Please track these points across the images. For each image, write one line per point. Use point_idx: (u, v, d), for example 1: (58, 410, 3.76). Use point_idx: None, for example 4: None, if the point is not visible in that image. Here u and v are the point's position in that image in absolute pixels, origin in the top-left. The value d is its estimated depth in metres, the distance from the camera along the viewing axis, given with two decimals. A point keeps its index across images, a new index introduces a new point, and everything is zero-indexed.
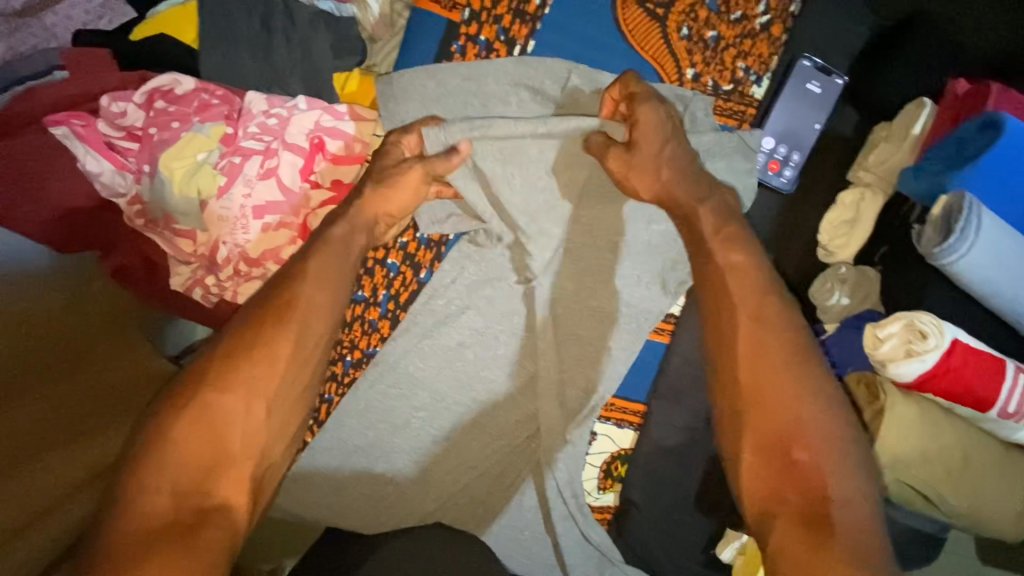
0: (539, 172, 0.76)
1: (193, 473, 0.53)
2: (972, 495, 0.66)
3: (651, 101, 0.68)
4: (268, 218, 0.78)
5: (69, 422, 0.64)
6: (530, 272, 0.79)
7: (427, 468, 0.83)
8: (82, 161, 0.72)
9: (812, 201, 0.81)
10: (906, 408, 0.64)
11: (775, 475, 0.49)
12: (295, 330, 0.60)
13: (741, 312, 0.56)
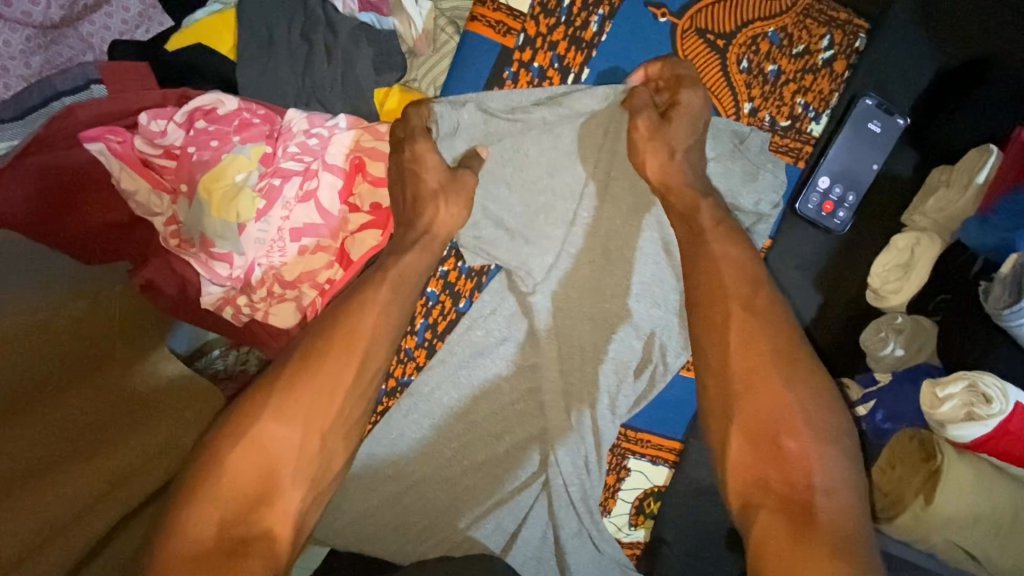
0: (539, 173, 0.73)
1: (240, 501, 0.53)
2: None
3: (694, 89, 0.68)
4: (306, 241, 0.75)
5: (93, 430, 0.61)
6: (526, 284, 0.77)
7: (456, 500, 0.80)
8: (119, 180, 0.70)
9: (865, 243, 0.79)
10: (962, 468, 0.62)
11: (762, 461, 0.53)
12: (355, 360, 0.60)
13: (734, 303, 0.59)
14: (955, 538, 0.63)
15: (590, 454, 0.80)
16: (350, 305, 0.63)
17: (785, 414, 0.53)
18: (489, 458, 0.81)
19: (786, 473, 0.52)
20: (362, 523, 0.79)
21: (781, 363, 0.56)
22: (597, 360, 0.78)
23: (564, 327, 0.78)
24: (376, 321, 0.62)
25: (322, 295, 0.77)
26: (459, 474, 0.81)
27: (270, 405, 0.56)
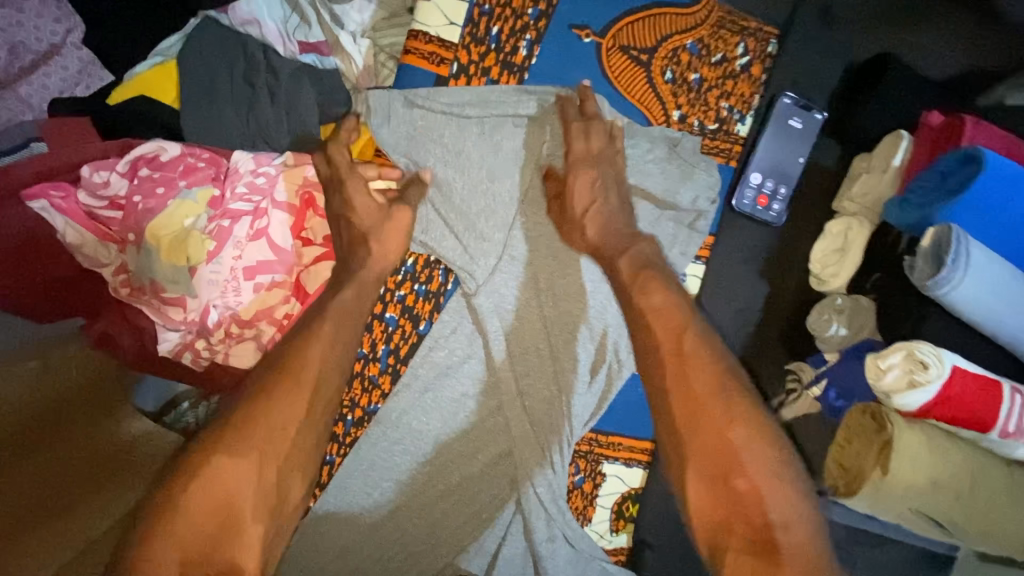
0: (480, 175, 0.76)
1: (204, 536, 0.51)
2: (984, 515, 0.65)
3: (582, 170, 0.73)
4: (260, 278, 0.76)
5: (44, 499, 0.57)
6: (470, 287, 0.77)
7: (435, 527, 0.79)
8: (63, 234, 0.70)
9: (802, 231, 0.82)
10: (913, 436, 0.64)
11: (722, 503, 0.53)
12: (303, 394, 0.59)
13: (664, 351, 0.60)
14: (915, 507, 0.66)
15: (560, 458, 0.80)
16: (290, 348, 0.62)
17: (724, 437, 0.54)
18: (464, 476, 0.80)
19: (746, 512, 0.52)
20: (340, 561, 0.78)
21: (720, 403, 0.56)
22: (561, 366, 0.80)
23: (522, 340, 0.80)
24: (319, 352, 0.62)
25: (279, 330, 0.78)
26: (435, 499, 0.80)
27: (222, 444, 0.54)
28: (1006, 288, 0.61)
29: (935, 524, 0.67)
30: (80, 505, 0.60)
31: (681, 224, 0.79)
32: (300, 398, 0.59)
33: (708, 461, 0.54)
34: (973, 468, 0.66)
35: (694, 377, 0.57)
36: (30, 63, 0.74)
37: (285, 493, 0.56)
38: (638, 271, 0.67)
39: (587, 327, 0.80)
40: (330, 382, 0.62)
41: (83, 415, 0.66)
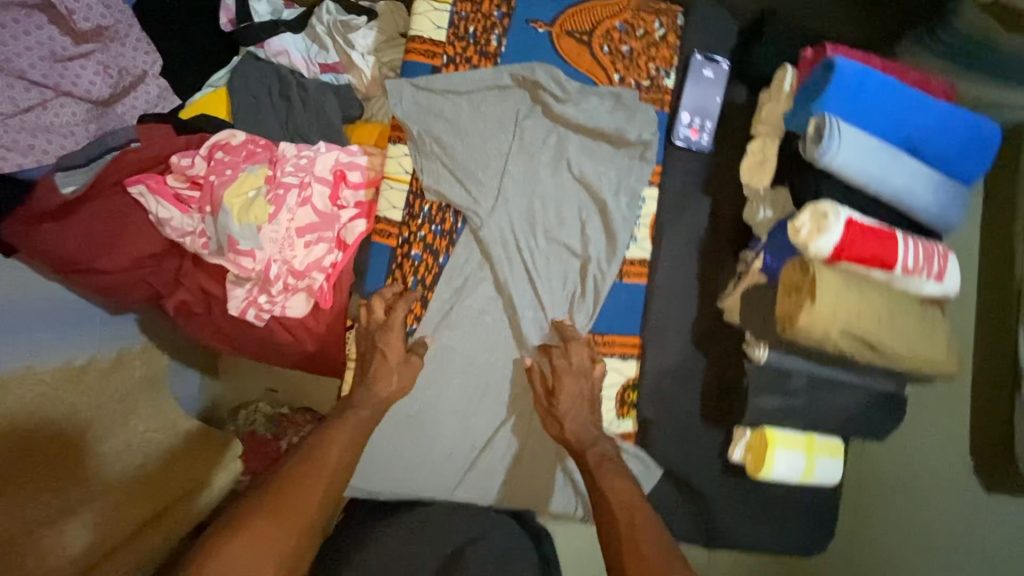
0: (475, 136, 0.95)
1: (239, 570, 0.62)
2: (887, 329, 0.86)
3: (569, 377, 0.93)
4: (308, 237, 0.96)
5: (67, 498, 0.94)
6: (477, 224, 0.95)
7: (471, 424, 0.98)
8: (156, 212, 0.90)
9: (732, 152, 1.03)
10: (829, 273, 0.83)
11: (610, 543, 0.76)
12: (320, 481, 0.74)
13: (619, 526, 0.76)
14: (846, 332, 0.84)
15: None
16: (301, 457, 0.77)
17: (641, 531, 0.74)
18: (487, 381, 0.98)
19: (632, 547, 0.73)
20: (397, 458, 0.96)
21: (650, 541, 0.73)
22: (557, 279, 0.99)
23: (521, 264, 0.97)
24: (337, 457, 0.78)
25: (327, 279, 0.98)
26: (471, 402, 0.98)
27: (252, 512, 0.67)
28: (867, 150, 0.85)
29: (860, 344, 0.86)
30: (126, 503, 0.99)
31: (632, 158, 1.00)
32: (305, 492, 0.72)
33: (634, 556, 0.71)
34: (880, 298, 0.87)
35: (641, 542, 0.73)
36: (127, 84, 0.91)
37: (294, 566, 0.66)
38: (602, 459, 0.87)
39: (572, 246, 0.99)
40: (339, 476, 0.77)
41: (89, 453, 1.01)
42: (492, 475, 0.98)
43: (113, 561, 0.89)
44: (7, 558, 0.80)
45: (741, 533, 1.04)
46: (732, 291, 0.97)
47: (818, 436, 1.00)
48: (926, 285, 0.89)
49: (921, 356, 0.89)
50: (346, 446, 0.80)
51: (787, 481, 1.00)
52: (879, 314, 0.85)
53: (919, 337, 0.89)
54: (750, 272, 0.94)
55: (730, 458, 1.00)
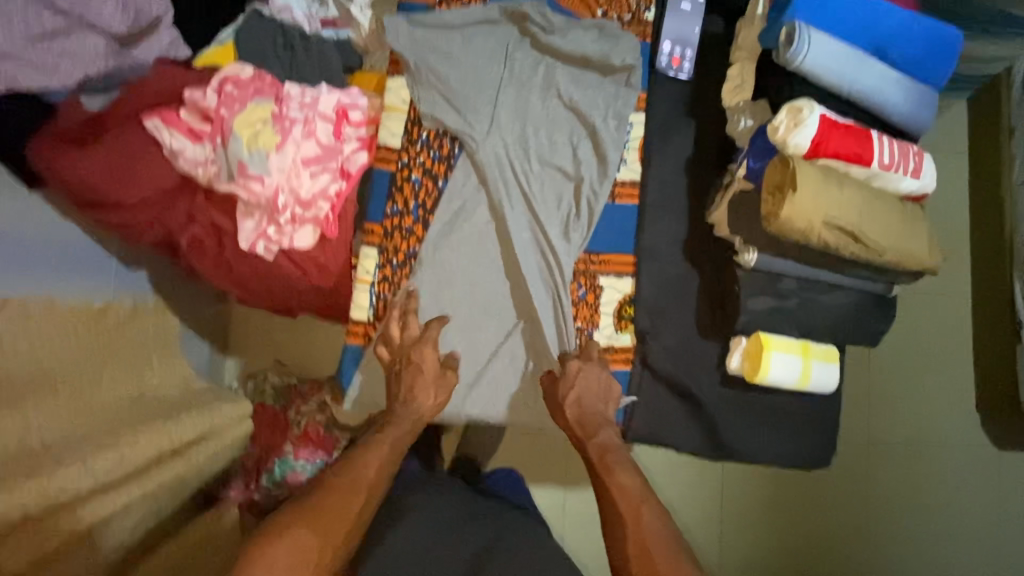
0: (469, 64, 1.00)
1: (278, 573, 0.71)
2: (866, 222, 0.90)
3: (584, 371, 0.99)
4: (313, 169, 1.00)
5: (87, 426, 0.97)
6: (474, 148, 1.00)
7: (473, 339, 1.03)
8: (170, 143, 0.95)
9: (712, 78, 1.08)
10: (808, 167, 0.88)
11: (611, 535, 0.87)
12: (355, 494, 0.84)
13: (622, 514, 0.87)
14: (829, 221, 0.88)
15: (557, 276, 1.02)
16: (341, 468, 0.88)
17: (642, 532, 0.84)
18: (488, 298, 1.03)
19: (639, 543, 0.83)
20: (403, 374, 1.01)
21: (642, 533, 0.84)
22: (552, 202, 1.03)
23: (515, 186, 1.02)
24: (369, 472, 0.88)
25: (332, 209, 1.02)
26: (473, 321, 1.02)
27: (293, 521, 0.77)
28: (836, 51, 0.90)
29: (844, 237, 0.89)
30: (147, 429, 1.02)
31: (618, 85, 1.05)
32: (353, 502, 0.83)
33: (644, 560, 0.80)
34: (860, 192, 0.91)
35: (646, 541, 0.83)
36: (143, 25, 0.96)
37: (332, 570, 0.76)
38: (604, 452, 0.96)
39: (564, 169, 1.04)
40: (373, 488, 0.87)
41: (106, 382, 1.08)
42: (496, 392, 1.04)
43: (126, 486, 0.94)
44: (32, 465, 0.83)
45: (743, 444, 1.05)
46: (719, 202, 1.00)
47: (812, 343, 1.03)
48: (903, 182, 0.94)
49: (903, 249, 0.92)
50: (383, 465, 0.90)
51: (784, 388, 1.02)
52: (859, 208, 0.90)
53: (900, 230, 0.93)
54: (735, 180, 0.98)
55: (728, 368, 1.02)
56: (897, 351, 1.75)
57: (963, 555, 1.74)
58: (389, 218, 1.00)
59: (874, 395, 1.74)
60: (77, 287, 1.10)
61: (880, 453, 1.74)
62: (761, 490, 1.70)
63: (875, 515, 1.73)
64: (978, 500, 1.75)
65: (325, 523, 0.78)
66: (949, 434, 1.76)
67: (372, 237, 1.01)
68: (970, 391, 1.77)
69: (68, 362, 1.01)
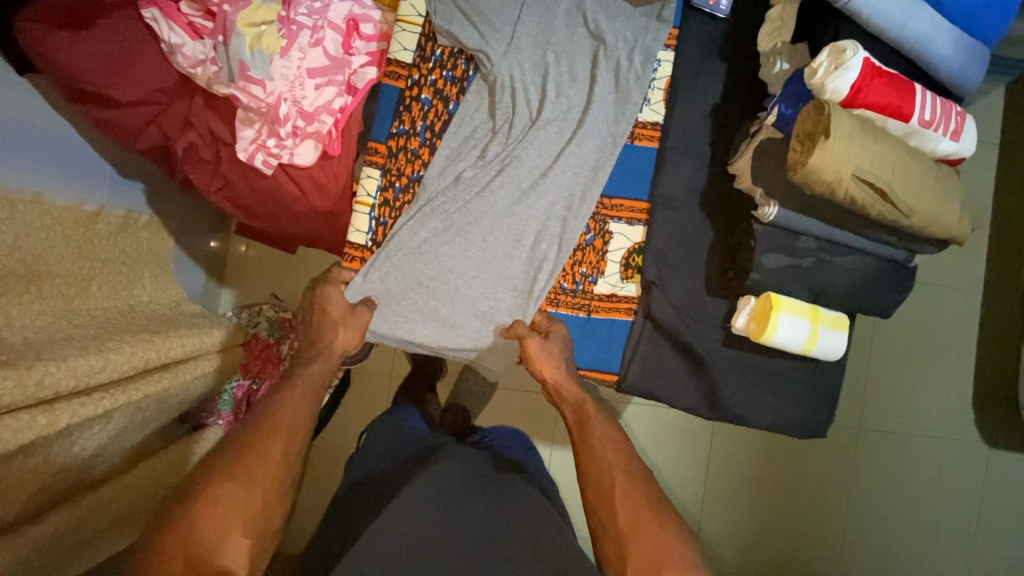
0: None
1: (206, 544, 0.66)
2: (898, 180, 0.85)
3: (563, 326, 1.00)
4: (319, 79, 0.95)
5: (76, 327, 0.95)
6: (489, 72, 0.95)
7: (469, 273, 0.98)
8: (169, 37, 0.89)
9: (751, 21, 1.01)
10: (844, 114, 0.82)
11: (610, 519, 0.81)
12: (281, 438, 0.81)
13: (620, 499, 0.82)
14: (858, 174, 0.82)
15: (565, 214, 0.99)
16: (267, 407, 0.85)
17: (624, 519, 0.80)
18: (492, 230, 0.97)
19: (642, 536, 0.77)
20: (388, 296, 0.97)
21: (635, 520, 0.80)
22: (568, 136, 0.98)
23: (529, 116, 0.97)
24: (296, 411, 0.85)
25: (336, 125, 0.97)
26: (471, 256, 0.97)
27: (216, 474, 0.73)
28: None
29: (873, 192, 0.84)
30: (146, 338, 1.00)
31: (649, 18, 0.98)
32: (281, 441, 0.80)
33: (646, 562, 0.75)
34: (894, 147, 0.85)
35: (645, 534, 0.78)
36: None
37: (266, 522, 0.73)
38: (579, 416, 0.95)
39: (582, 104, 0.98)
40: (301, 428, 0.84)
41: (97, 291, 1.06)
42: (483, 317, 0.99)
43: (117, 388, 0.93)
44: (9, 352, 0.80)
45: (741, 405, 1.02)
46: (744, 151, 0.94)
47: (823, 308, 0.99)
48: (941, 143, 0.88)
49: (932, 212, 0.87)
50: (302, 403, 0.87)
51: (789, 351, 0.99)
52: (892, 162, 0.84)
53: (931, 192, 0.87)
54: (764, 128, 0.92)
55: (733, 326, 0.99)
56: (904, 338, 1.72)
57: (950, 548, 1.73)
58: (394, 137, 0.96)
59: (875, 382, 1.72)
60: (67, 189, 1.06)
61: (874, 440, 1.72)
62: (750, 467, 1.69)
63: (857, 501, 1.72)
64: (970, 495, 1.74)
65: (249, 473, 0.74)
66: (947, 426, 1.74)
67: (375, 157, 0.97)
68: (971, 387, 1.74)
69: (54, 262, 0.98)
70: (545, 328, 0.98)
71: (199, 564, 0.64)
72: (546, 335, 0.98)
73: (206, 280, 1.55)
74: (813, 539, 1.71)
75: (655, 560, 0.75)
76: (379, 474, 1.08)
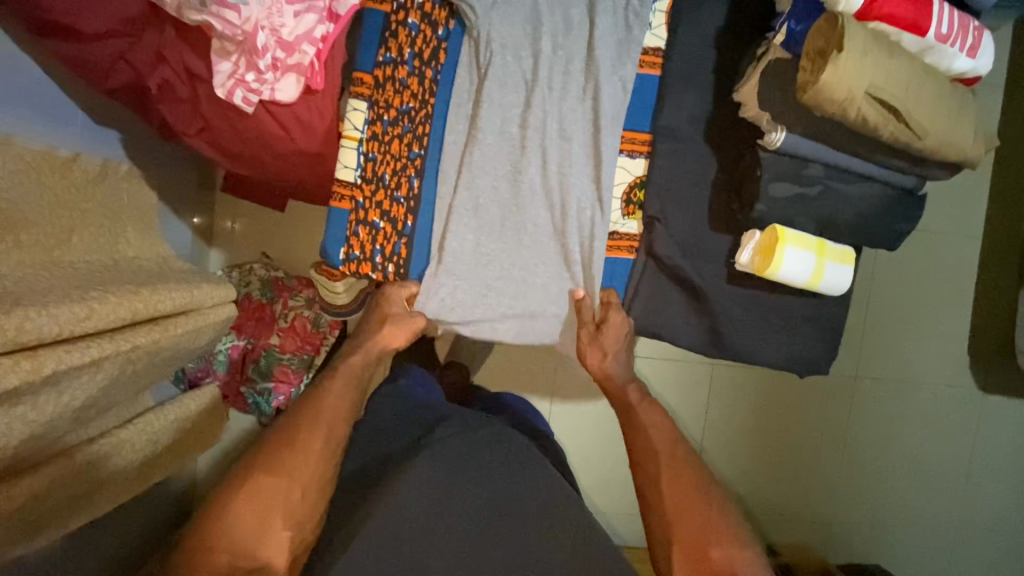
0: None
1: (246, 537, 0.77)
2: (915, 102, 0.81)
3: (620, 310, 1.00)
4: (298, 5, 0.88)
5: (58, 275, 0.92)
6: (472, 27, 0.89)
7: (509, 251, 0.95)
8: None
9: None
10: (857, 26, 0.78)
11: (662, 505, 0.92)
12: (321, 431, 0.90)
13: (665, 484, 0.94)
14: (871, 92, 0.78)
15: (581, 158, 0.95)
16: (312, 398, 0.95)
17: (668, 505, 0.92)
18: (523, 203, 0.94)
19: (688, 520, 0.89)
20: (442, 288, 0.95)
21: (679, 505, 0.91)
22: (570, 65, 0.93)
23: (534, 79, 0.92)
24: (334, 403, 0.94)
25: (318, 56, 0.91)
26: (502, 231, 0.94)
27: (257, 471, 0.83)
28: None
29: (890, 113, 0.81)
30: (141, 291, 0.99)
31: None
32: (320, 436, 0.89)
33: (690, 541, 0.87)
34: (908, 62, 0.81)
35: (686, 518, 0.89)
36: None
37: (303, 514, 0.83)
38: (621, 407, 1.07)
39: (583, 53, 0.93)
40: (339, 419, 0.93)
41: (77, 244, 1.01)
42: (546, 304, 0.99)
43: (109, 338, 0.91)
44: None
45: (745, 346, 1.01)
46: (750, 74, 0.89)
47: (828, 241, 0.96)
48: (956, 60, 0.84)
49: (949, 134, 0.84)
50: (342, 396, 0.96)
51: (793, 287, 0.97)
52: (910, 80, 0.80)
53: (945, 112, 0.84)
54: (772, 48, 0.87)
55: (737, 263, 0.96)
56: (904, 284, 1.71)
57: (945, 490, 1.77)
58: (381, 66, 0.91)
59: (875, 329, 1.71)
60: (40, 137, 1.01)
61: (873, 387, 1.73)
62: (749, 418, 1.71)
63: (855, 447, 1.74)
64: (965, 435, 1.77)
65: (287, 468, 0.84)
66: (945, 369, 1.74)
67: (361, 89, 0.92)
68: (970, 330, 1.74)
69: (33, 212, 0.94)
70: (601, 315, 1.01)
71: (245, 556, 0.76)
72: (601, 322, 1.01)
73: (193, 237, 1.50)
74: (810, 484, 1.74)
75: (700, 544, 0.86)
76: (387, 438, 1.08)
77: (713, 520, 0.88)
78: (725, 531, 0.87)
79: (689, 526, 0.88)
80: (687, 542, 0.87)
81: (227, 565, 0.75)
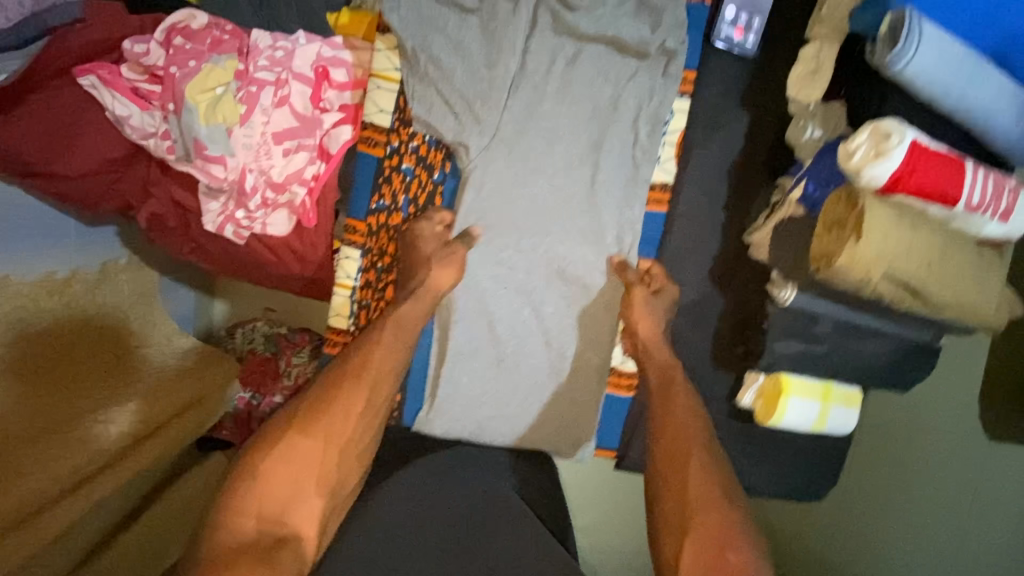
0: (478, 62, 0.81)
1: (276, 503, 0.68)
2: (937, 282, 0.75)
3: (671, 286, 0.91)
4: (287, 144, 0.85)
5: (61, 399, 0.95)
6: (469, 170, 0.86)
7: (503, 395, 0.93)
8: (112, 108, 0.80)
9: (781, 62, 0.86)
10: (882, 208, 0.71)
11: (673, 499, 0.74)
12: (366, 383, 0.78)
13: (688, 468, 0.76)
14: (889, 273, 0.73)
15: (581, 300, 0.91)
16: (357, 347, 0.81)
17: (687, 485, 0.74)
18: (518, 347, 0.92)
19: (705, 524, 0.70)
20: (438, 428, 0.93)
21: (699, 497, 0.73)
22: (574, 206, 0.88)
23: (534, 223, 0.88)
24: (383, 357, 0.80)
25: (309, 195, 0.88)
26: (496, 377, 0.92)
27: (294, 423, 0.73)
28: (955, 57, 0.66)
29: (908, 291, 0.76)
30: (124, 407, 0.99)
31: (654, 75, 0.85)
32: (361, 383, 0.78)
33: (706, 543, 0.68)
34: (935, 239, 0.74)
35: (702, 509, 0.71)
36: None
37: (342, 480, 0.74)
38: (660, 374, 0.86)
39: (585, 193, 0.88)
40: (388, 374, 0.81)
41: (85, 348, 1.03)
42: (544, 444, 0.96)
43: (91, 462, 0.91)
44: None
45: (745, 476, 1.00)
46: (761, 224, 0.85)
47: (836, 384, 0.93)
48: (986, 225, 0.76)
49: (970, 311, 0.79)
50: (391, 349, 0.81)
51: (798, 429, 0.94)
52: (935, 260, 0.74)
53: (970, 287, 0.78)
54: (787, 202, 0.82)
55: (739, 403, 0.94)
56: None
57: None
58: (375, 213, 0.88)
59: None
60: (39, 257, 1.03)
61: None
62: None
63: None
64: None
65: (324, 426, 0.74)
66: None
67: (354, 236, 0.89)
68: None
69: (29, 345, 0.96)
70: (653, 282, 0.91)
71: (269, 520, 0.66)
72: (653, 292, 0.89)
73: (195, 296, 1.39)
74: None
75: (715, 542, 0.68)
76: None
77: (727, 518, 0.71)
78: (745, 536, 0.69)
79: (710, 518, 0.70)
80: (699, 547, 0.68)
81: (254, 530, 0.65)
